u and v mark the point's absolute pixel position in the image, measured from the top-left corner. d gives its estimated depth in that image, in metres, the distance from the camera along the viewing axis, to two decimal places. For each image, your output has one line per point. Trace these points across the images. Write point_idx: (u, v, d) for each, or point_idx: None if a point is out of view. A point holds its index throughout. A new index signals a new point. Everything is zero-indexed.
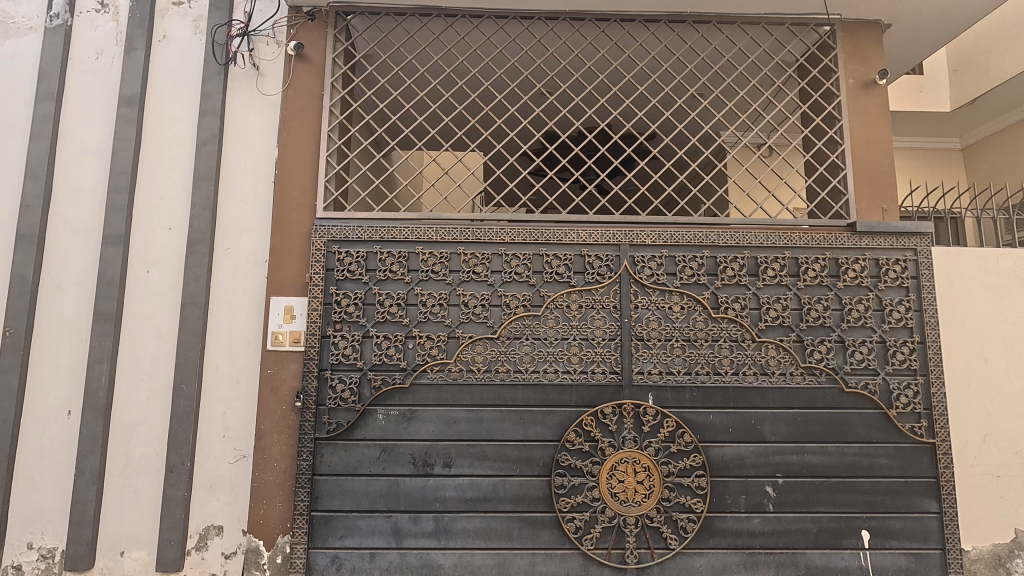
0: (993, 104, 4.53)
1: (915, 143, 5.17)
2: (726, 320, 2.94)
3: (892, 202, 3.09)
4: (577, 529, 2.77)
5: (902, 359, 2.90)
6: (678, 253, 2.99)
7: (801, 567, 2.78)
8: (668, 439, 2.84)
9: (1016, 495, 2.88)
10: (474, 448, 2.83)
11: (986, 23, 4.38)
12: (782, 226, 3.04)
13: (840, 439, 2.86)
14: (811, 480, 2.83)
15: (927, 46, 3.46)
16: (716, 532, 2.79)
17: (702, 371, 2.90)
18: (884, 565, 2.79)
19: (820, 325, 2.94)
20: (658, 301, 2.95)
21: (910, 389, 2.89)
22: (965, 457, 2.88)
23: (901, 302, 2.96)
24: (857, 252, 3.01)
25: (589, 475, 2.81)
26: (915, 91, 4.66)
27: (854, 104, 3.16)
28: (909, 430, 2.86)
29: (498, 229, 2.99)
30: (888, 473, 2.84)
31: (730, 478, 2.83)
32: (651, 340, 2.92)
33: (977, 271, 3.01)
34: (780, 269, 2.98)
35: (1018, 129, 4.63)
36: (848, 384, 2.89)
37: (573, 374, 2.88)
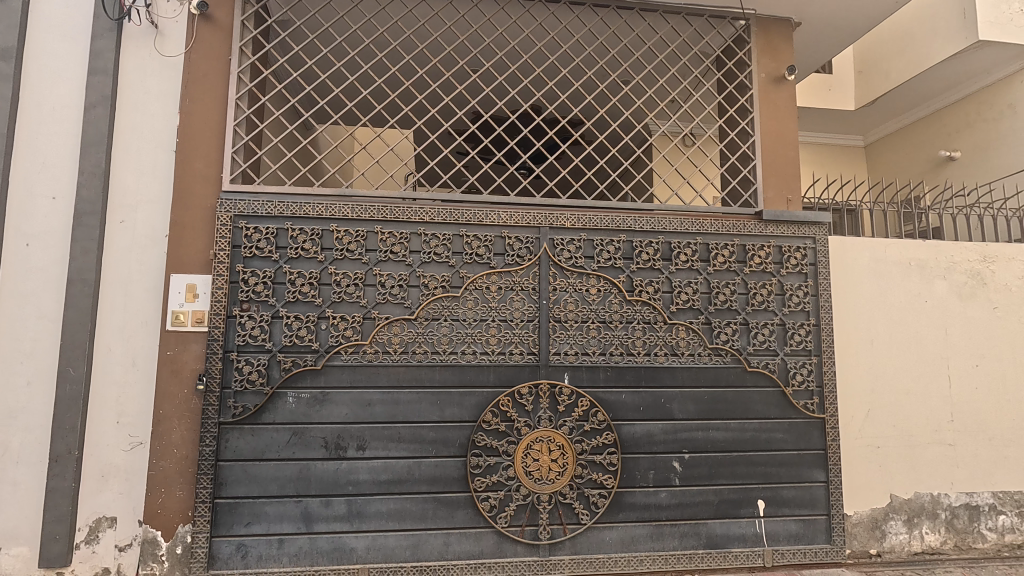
0: (892, 104, 4.87)
1: (823, 139, 5.50)
2: (640, 303, 3.03)
3: (795, 193, 3.27)
4: (492, 508, 2.80)
5: (799, 341, 3.10)
6: (596, 237, 3.05)
7: (703, 537, 2.94)
8: (582, 418, 2.91)
9: (892, 464, 3.16)
10: (388, 430, 2.79)
11: (886, 27, 4.69)
12: (695, 212, 3.16)
13: (742, 416, 3.03)
14: (714, 455, 2.99)
15: (832, 45, 3.67)
16: (626, 506, 2.89)
17: (616, 352, 2.98)
18: (777, 531, 3.00)
19: (726, 308, 3.09)
20: (575, 283, 2.99)
21: (805, 368, 3.10)
22: (850, 431, 3.13)
23: (800, 287, 3.15)
24: (762, 239, 3.17)
25: (504, 455, 2.84)
26: (825, 89, 4.94)
27: (765, 97, 3.30)
28: (803, 406, 3.07)
29: (420, 208, 2.93)
30: (782, 446, 3.04)
31: (640, 454, 2.93)
32: (568, 322, 2.96)
33: (868, 260, 3.25)
34: (691, 254, 3.09)
35: (912, 128, 5.02)
36: (750, 363, 3.06)
37: (491, 356, 2.89)
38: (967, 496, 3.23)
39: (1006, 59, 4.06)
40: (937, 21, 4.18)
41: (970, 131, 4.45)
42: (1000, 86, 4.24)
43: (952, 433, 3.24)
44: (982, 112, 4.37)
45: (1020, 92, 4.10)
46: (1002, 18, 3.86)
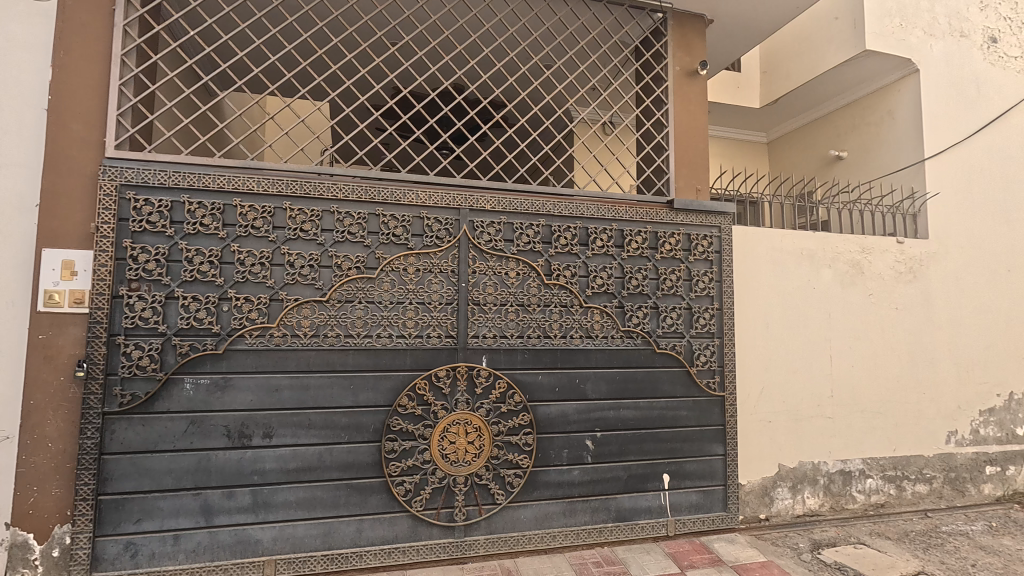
0: (791, 105, 5.24)
1: (731, 134, 5.84)
2: (557, 287, 3.08)
3: (704, 183, 3.44)
4: (407, 492, 2.77)
5: (703, 324, 3.29)
6: (516, 220, 3.05)
7: (612, 511, 3.07)
8: (499, 400, 2.94)
9: (781, 437, 3.45)
10: (297, 417, 2.67)
11: (789, 31, 4.99)
12: (612, 199, 3.24)
13: (650, 395, 3.18)
14: (624, 433, 3.12)
15: (741, 43, 3.87)
16: (540, 485, 2.96)
17: (534, 335, 3.02)
18: (680, 502, 3.20)
19: (639, 293, 3.21)
20: (495, 266, 2.99)
21: (708, 349, 3.29)
22: (746, 407, 3.38)
23: (706, 273, 3.33)
24: (673, 227, 3.31)
25: (420, 439, 2.81)
26: (734, 86, 5.22)
27: (679, 89, 3.43)
28: (705, 384, 3.27)
29: (333, 184, 2.79)
30: (686, 423, 3.23)
31: (554, 434, 3.01)
32: (486, 305, 2.96)
33: (766, 249, 3.49)
34: (607, 240, 3.18)
35: (807, 129, 5.43)
36: (659, 345, 3.21)
37: (408, 339, 2.83)
38: (843, 463, 3.60)
39: (887, 70, 4.43)
40: (831, 29, 4.50)
41: (856, 133, 4.86)
42: (881, 93, 4.60)
43: (831, 407, 3.58)
44: (867, 116, 4.74)
45: (898, 100, 4.45)
46: (886, 30, 4.21)
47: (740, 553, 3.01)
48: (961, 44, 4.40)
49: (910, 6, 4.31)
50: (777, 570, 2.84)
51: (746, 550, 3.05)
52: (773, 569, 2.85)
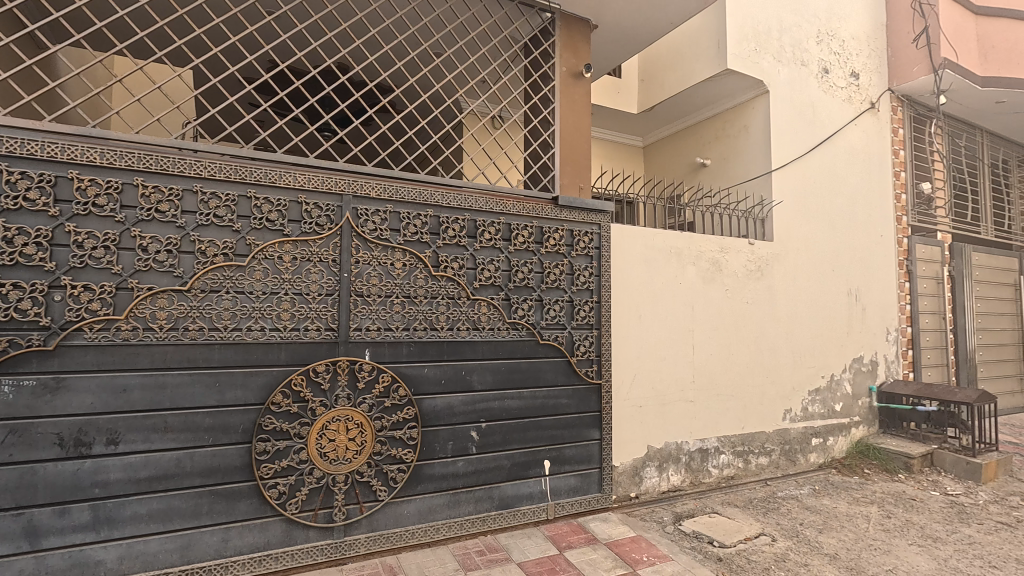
0: (664, 113, 5.66)
1: (612, 136, 6.17)
2: (444, 279, 3.06)
3: (586, 181, 3.60)
4: (281, 495, 2.60)
5: (583, 316, 3.45)
6: (402, 209, 2.97)
7: (496, 499, 3.13)
8: (383, 394, 2.85)
9: (650, 420, 3.74)
10: (151, 420, 2.38)
11: (663, 44, 5.37)
12: (500, 193, 3.28)
13: (533, 384, 3.28)
14: (508, 423, 3.19)
15: (616, 47, 4.10)
16: (424, 478, 2.93)
17: (420, 327, 2.97)
18: (559, 486, 3.34)
19: (524, 286, 3.29)
20: (380, 257, 2.89)
21: (587, 340, 3.47)
22: (621, 394, 3.61)
23: (586, 268, 3.50)
24: (557, 223, 3.43)
25: (296, 438, 2.64)
26: (615, 91, 5.51)
27: (564, 89, 3.55)
28: (584, 373, 3.44)
29: (197, 162, 2.52)
30: (566, 410, 3.38)
31: (439, 427, 2.99)
32: (370, 296, 2.85)
33: (641, 246, 3.75)
34: (494, 233, 3.21)
35: (677, 136, 5.90)
36: (543, 337, 3.32)
37: (283, 332, 2.64)
38: (701, 442, 3.98)
39: (744, 87, 4.92)
40: (699, 46, 4.91)
41: (716, 143, 5.36)
42: (739, 109, 5.11)
43: (693, 391, 3.95)
44: (726, 128, 5.25)
45: (752, 116, 4.97)
46: (743, 53, 4.67)
47: (613, 530, 3.22)
48: (802, 71, 5.02)
49: (763, 34, 4.83)
50: (645, 544, 3.08)
51: (618, 527, 3.26)
52: (641, 542, 3.08)
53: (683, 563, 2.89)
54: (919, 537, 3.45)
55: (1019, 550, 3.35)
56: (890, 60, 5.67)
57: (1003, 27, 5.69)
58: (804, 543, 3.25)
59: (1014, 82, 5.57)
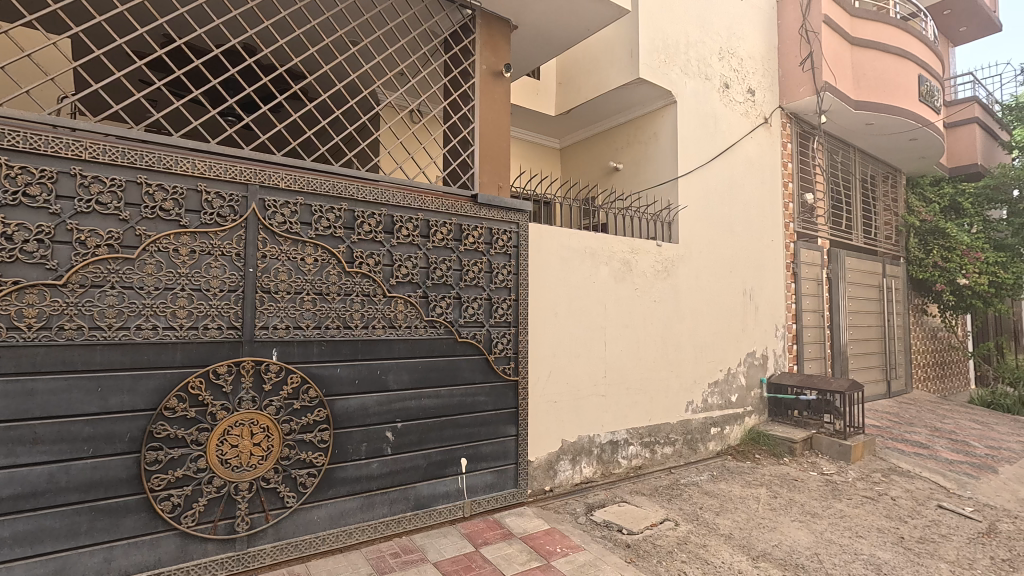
0: (580, 117, 5.82)
1: (530, 137, 6.26)
2: (359, 275, 2.96)
3: (505, 180, 3.63)
4: (174, 507, 2.40)
5: (501, 314, 3.49)
6: (314, 202, 2.84)
7: (411, 499, 3.08)
8: (291, 396, 2.71)
9: (564, 415, 3.84)
10: (16, 431, 2.11)
11: (580, 50, 5.53)
12: (418, 188, 3.23)
13: (451, 382, 3.26)
14: (424, 422, 3.15)
15: (533, 46, 4.17)
16: (336, 482, 2.83)
17: (332, 326, 2.86)
18: (476, 484, 3.35)
19: (442, 283, 3.26)
20: (289, 251, 2.75)
21: (505, 337, 3.50)
22: (537, 390, 3.69)
23: (505, 266, 3.53)
24: (476, 221, 3.44)
25: (193, 445, 2.45)
26: (533, 92, 5.60)
27: (484, 88, 3.56)
28: (502, 370, 3.48)
29: (76, 141, 2.27)
30: (483, 408, 3.39)
31: (352, 428, 2.89)
32: (278, 293, 2.70)
33: (558, 246, 3.84)
34: (413, 230, 3.16)
35: (592, 140, 6.09)
36: (460, 335, 3.31)
37: (178, 331, 2.44)
38: (612, 434, 4.15)
39: (654, 96, 5.18)
40: (613, 54, 5.10)
41: (628, 149, 5.59)
42: (649, 117, 5.36)
43: (604, 386, 4.11)
44: (638, 135, 5.48)
45: (661, 124, 5.24)
46: (654, 64, 4.92)
47: (528, 524, 3.28)
48: (706, 85, 5.37)
49: (671, 47, 5.11)
50: (559, 535, 3.16)
51: (533, 521, 3.33)
52: (555, 534, 3.16)
53: (594, 552, 3.00)
54: (800, 513, 3.82)
55: (880, 520, 3.81)
56: (781, 80, 6.20)
57: (874, 57, 6.38)
58: (703, 525, 3.49)
59: (879, 108, 6.31)
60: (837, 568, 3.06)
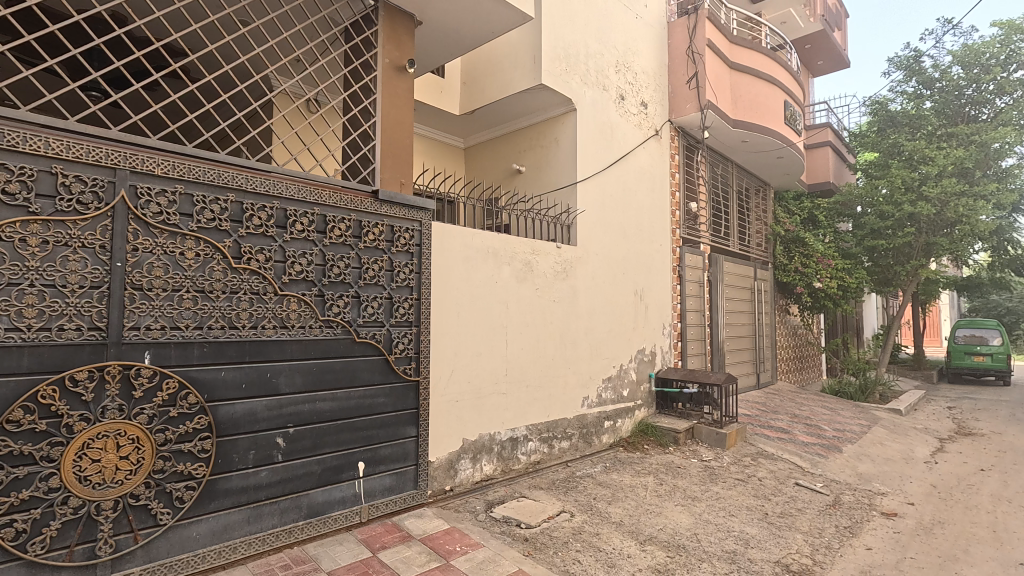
0: (484, 117, 5.86)
1: (434, 134, 6.21)
2: (247, 272, 2.77)
3: (408, 177, 3.57)
4: (18, 534, 2.11)
5: (402, 314, 3.43)
6: (196, 192, 2.62)
7: (304, 508, 2.94)
8: (167, 403, 2.48)
9: (465, 414, 3.85)
10: None
11: (485, 52, 5.58)
12: (314, 182, 3.09)
13: (348, 384, 3.15)
14: (319, 426, 3.01)
15: (438, 42, 4.14)
16: (219, 494, 2.62)
17: (216, 326, 2.65)
18: (373, 488, 3.27)
19: (340, 282, 3.14)
20: (166, 244, 2.51)
21: (406, 337, 3.45)
22: (438, 389, 3.66)
23: (406, 264, 3.48)
24: (377, 217, 3.36)
25: (44, 462, 2.16)
26: (437, 90, 5.55)
27: (387, 82, 3.48)
28: (402, 371, 3.42)
29: None
30: (382, 409, 3.32)
31: (238, 435, 2.70)
32: (152, 290, 2.46)
33: (460, 245, 3.84)
34: (308, 225, 3.01)
35: (496, 141, 6.15)
36: (359, 335, 3.21)
37: (26, 332, 2.14)
38: (512, 431, 4.23)
39: (556, 103, 5.34)
40: (516, 58, 5.19)
41: (530, 152, 5.70)
42: (550, 122, 5.51)
43: (505, 384, 4.18)
44: (540, 139, 5.62)
45: (562, 130, 5.41)
46: (556, 71, 5.08)
47: (428, 525, 3.26)
48: (603, 95, 5.64)
49: (573, 56, 5.31)
50: (458, 534, 3.17)
51: (433, 521, 3.31)
52: (455, 533, 3.17)
53: (493, 548, 3.05)
54: (682, 498, 4.14)
55: (749, 499, 4.23)
56: (670, 95, 6.66)
57: (749, 81, 7.04)
58: (596, 515, 3.67)
59: (752, 127, 7.00)
60: (713, 545, 3.36)
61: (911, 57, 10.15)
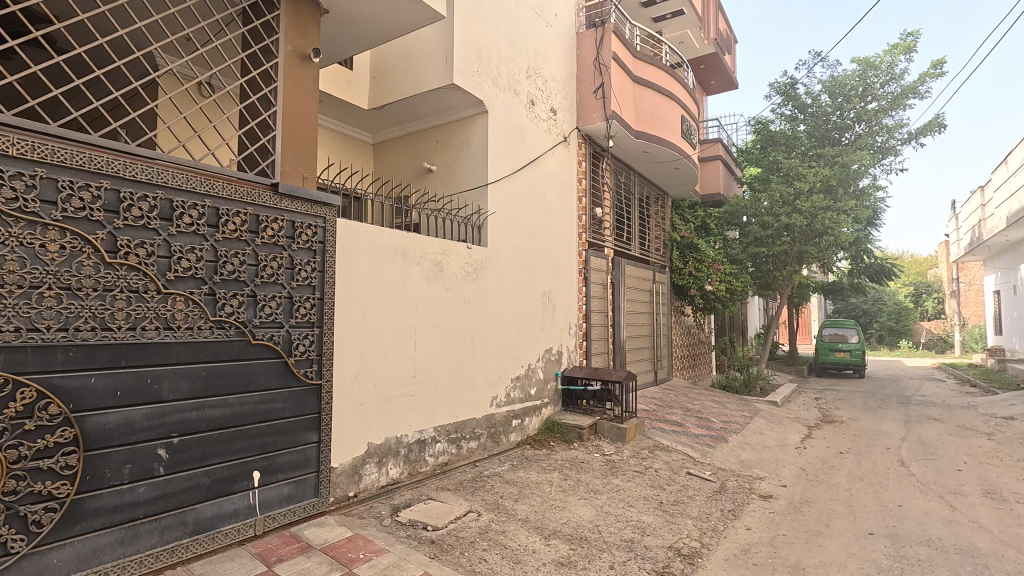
0: (394, 114, 5.74)
1: (340, 128, 5.99)
2: (125, 268, 2.51)
3: (311, 171, 3.42)
4: None
5: (304, 314, 3.27)
6: (62, 177, 2.34)
7: (190, 524, 2.71)
8: (22, 415, 2.19)
9: (371, 417, 3.74)
10: None
11: (395, 47, 5.47)
12: (205, 172, 2.87)
13: (242, 390, 2.96)
14: (207, 435, 2.80)
15: (342, 31, 4.01)
16: (87, 515, 2.36)
17: (85, 327, 2.38)
18: (269, 498, 3.09)
19: (234, 279, 2.94)
20: (23, 235, 2.22)
21: (307, 339, 3.30)
22: (342, 393, 3.53)
23: (309, 262, 3.33)
24: (277, 212, 3.18)
25: None
26: (345, 82, 5.36)
27: (288, 70, 3.31)
28: (303, 374, 3.27)
29: None
30: (281, 415, 3.15)
31: (111, 448, 2.44)
32: (4, 287, 2.16)
33: (368, 243, 3.73)
34: (198, 218, 2.79)
35: (406, 138, 6.04)
36: (255, 336, 3.03)
37: None
38: (419, 433, 4.17)
39: (467, 104, 5.35)
40: (428, 56, 5.13)
41: (440, 152, 5.66)
42: (461, 123, 5.51)
43: (413, 386, 4.11)
44: (450, 139, 5.59)
45: (473, 131, 5.43)
46: (468, 72, 5.09)
47: (329, 533, 3.13)
48: (514, 99, 5.73)
49: (485, 58, 5.35)
50: (362, 541, 3.08)
51: (334, 529, 3.18)
52: (358, 541, 3.07)
53: (398, 552, 2.99)
54: (585, 492, 4.30)
55: (646, 490, 4.48)
56: (578, 103, 6.90)
57: (650, 95, 7.47)
58: (503, 513, 3.72)
59: (652, 138, 7.43)
60: (612, 535, 3.53)
61: (787, 83, 11.26)
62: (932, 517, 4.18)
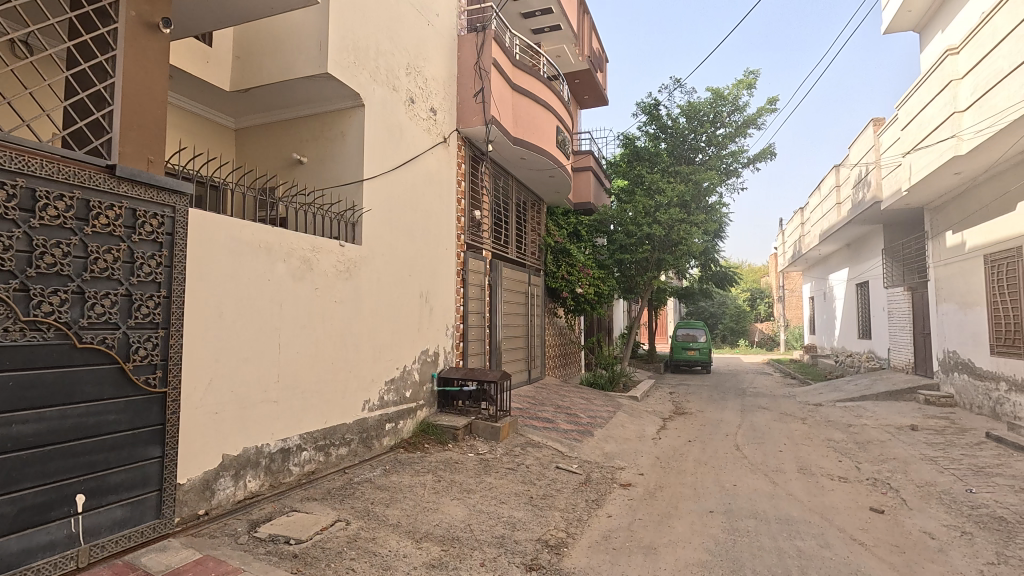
0: (260, 99, 5.33)
1: (196, 108, 5.43)
2: None
3: (158, 154, 3.06)
4: None
5: (145, 314, 2.92)
6: None
7: None
8: None
9: (226, 427, 3.43)
10: None
11: (263, 27, 5.08)
12: (18, 146, 2.44)
13: (63, 401, 2.57)
14: (15, 455, 2.38)
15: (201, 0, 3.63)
16: None
17: None
18: (97, 524, 2.71)
19: (55, 273, 2.54)
20: None
21: (149, 342, 2.94)
22: (192, 402, 3.20)
23: (153, 256, 2.97)
24: (113, 198, 2.80)
25: None
26: (202, 59, 4.88)
27: (131, 38, 2.93)
28: (143, 381, 2.91)
29: None
30: (114, 428, 2.78)
31: None
32: None
33: (226, 238, 3.42)
34: (6, 199, 2.37)
35: (274, 126, 5.64)
36: (82, 339, 2.64)
37: None
38: (282, 442, 3.91)
39: (342, 95, 5.12)
40: (300, 41, 4.83)
41: (312, 143, 5.35)
42: (336, 115, 5.26)
43: (276, 392, 3.84)
44: (323, 131, 5.31)
45: (348, 125, 5.21)
46: (344, 62, 4.88)
47: (172, 558, 2.81)
48: (393, 95, 5.60)
49: (363, 49, 5.17)
50: (212, 563, 2.81)
51: (179, 553, 2.86)
52: (208, 562, 2.80)
53: (255, 571, 2.77)
54: (458, 491, 4.33)
55: (518, 486, 4.62)
56: (458, 105, 6.92)
57: (527, 104, 7.70)
58: (373, 519, 3.62)
59: (529, 146, 7.68)
60: (483, 533, 3.59)
61: (651, 104, 12.26)
62: (759, 493, 4.81)
